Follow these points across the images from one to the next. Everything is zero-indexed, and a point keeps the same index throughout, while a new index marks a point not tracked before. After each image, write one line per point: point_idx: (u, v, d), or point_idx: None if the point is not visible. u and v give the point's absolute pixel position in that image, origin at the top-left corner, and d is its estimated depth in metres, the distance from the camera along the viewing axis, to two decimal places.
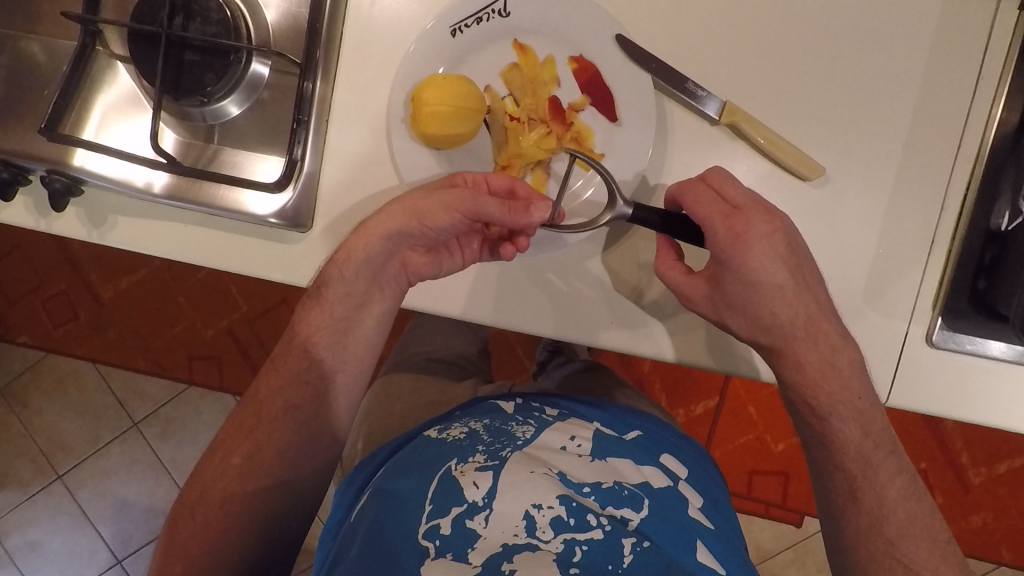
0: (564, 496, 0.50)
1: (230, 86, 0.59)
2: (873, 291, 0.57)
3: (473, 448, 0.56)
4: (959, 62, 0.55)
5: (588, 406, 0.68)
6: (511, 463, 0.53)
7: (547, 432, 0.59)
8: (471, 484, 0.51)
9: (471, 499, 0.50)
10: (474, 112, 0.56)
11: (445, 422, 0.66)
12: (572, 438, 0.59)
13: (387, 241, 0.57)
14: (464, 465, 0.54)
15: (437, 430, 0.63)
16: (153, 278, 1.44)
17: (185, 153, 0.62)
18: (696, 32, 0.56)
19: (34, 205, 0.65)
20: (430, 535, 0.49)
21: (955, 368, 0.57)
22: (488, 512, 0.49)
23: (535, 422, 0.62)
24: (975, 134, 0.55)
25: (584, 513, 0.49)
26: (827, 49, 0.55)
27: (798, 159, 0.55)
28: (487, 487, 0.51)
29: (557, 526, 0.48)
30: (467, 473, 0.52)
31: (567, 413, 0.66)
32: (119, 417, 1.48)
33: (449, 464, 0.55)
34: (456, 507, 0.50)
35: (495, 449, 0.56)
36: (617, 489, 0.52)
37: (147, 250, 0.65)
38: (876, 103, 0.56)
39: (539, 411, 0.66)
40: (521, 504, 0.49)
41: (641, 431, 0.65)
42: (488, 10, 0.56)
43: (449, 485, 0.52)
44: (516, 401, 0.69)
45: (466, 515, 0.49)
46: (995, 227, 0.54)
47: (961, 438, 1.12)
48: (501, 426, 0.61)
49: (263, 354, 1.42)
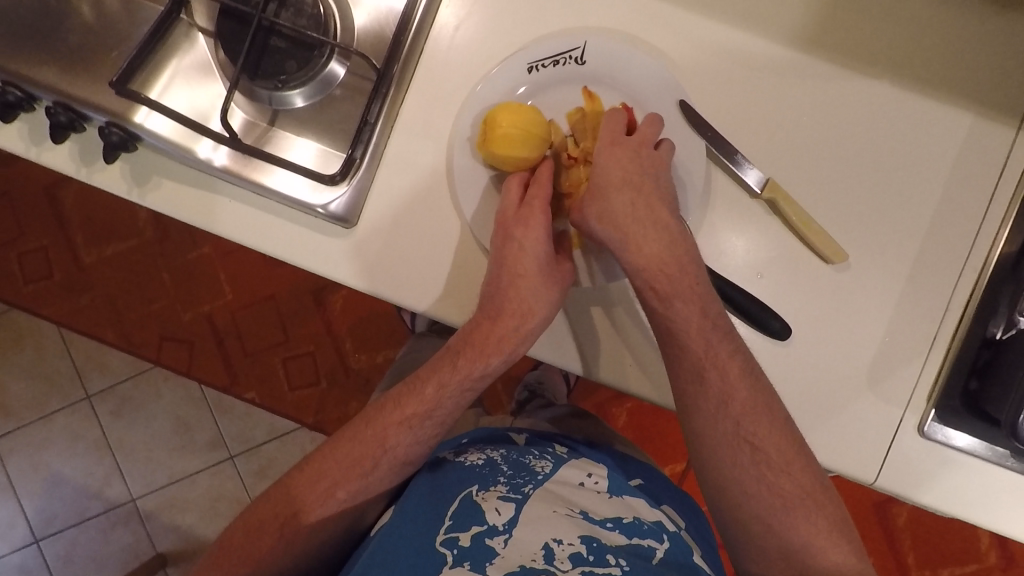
0: (584, 536, 0.55)
1: (305, 78, 0.61)
2: (875, 376, 0.60)
3: (494, 477, 0.62)
4: (979, 181, 0.60)
5: (594, 449, 0.73)
6: (533, 500, 0.59)
7: (565, 468, 0.66)
8: (493, 509, 0.57)
9: (492, 522, 0.56)
10: (539, 138, 0.59)
11: (459, 446, 0.70)
12: (589, 475, 0.66)
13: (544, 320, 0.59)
14: (486, 493, 0.60)
15: (453, 453, 0.68)
16: (142, 250, 1.41)
17: (248, 131, 0.63)
18: (751, 114, 0.61)
19: (80, 152, 0.65)
20: (448, 545, 0.55)
21: (939, 460, 0.60)
22: (507, 536, 0.55)
23: (551, 458, 0.68)
24: (982, 248, 0.60)
25: (603, 553, 0.53)
26: (863, 151, 0.60)
27: (825, 243, 0.59)
28: (509, 515, 0.57)
29: (575, 560, 0.52)
30: (489, 499, 0.59)
31: (575, 454, 0.71)
32: (72, 387, 1.42)
33: (471, 489, 0.61)
34: (476, 526, 0.56)
35: (517, 483, 0.61)
36: (637, 523, 0.59)
37: (184, 217, 0.66)
38: (900, 207, 0.60)
39: (552, 447, 0.71)
40: (542, 535, 0.54)
41: (642, 479, 0.70)
42: (566, 56, 0.61)
43: (472, 507, 0.58)
44: (526, 433, 0.74)
45: (486, 534, 0.55)
46: (991, 335, 0.58)
47: (908, 539, 1.17)
48: (518, 458, 0.67)
49: (239, 346, 1.39)
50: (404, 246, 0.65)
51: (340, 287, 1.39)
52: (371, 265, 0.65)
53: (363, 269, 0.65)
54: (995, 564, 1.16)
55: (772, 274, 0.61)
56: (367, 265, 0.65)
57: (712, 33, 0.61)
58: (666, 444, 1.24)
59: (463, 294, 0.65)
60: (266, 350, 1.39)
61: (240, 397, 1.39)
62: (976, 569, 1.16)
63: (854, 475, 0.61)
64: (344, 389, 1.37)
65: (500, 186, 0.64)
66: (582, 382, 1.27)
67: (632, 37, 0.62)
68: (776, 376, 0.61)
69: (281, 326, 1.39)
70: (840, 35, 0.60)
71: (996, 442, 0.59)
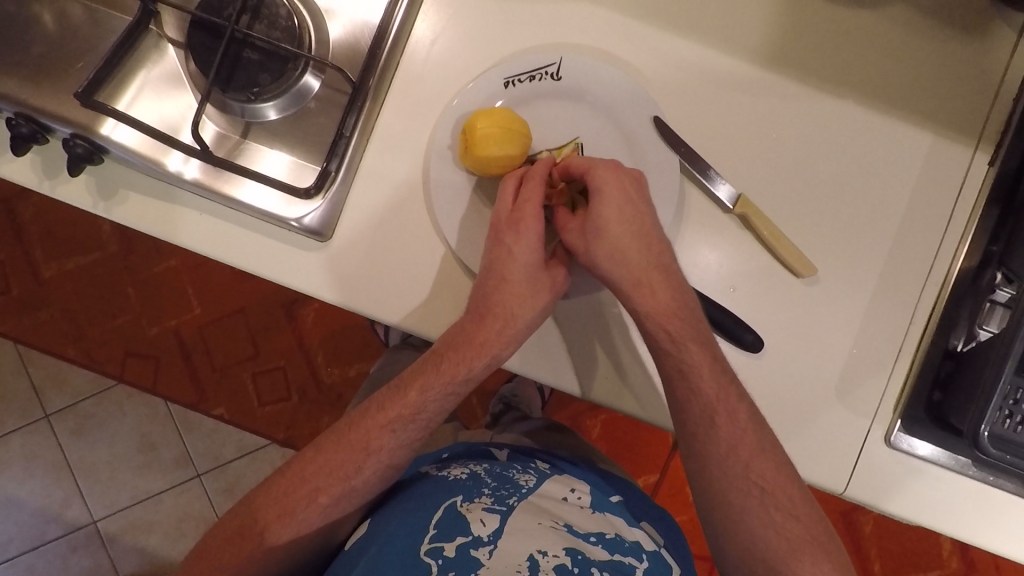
0: (569, 549, 0.55)
1: (280, 90, 0.61)
2: (844, 387, 0.62)
3: (479, 488, 0.62)
4: (939, 197, 0.62)
5: (576, 465, 0.74)
6: (519, 512, 0.59)
7: (549, 483, 0.67)
8: (478, 520, 0.57)
9: (477, 533, 0.56)
10: (518, 135, 0.60)
11: (440, 462, 0.70)
12: (573, 491, 0.67)
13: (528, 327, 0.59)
14: (470, 504, 0.59)
15: (436, 468, 0.68)
16: (106, 264, 1.37)
17: (219, 144, 0.62)
18: (722, 130, 0.62)
19: (42, 165, 0.63)
20: (433, 555, 0.54)
21: (906, 469, 0.62)
22: (492, 547, 0.54)
23: (535, 473, 0.69)
24: (943, 263, 0.62)
25: (588, 565, 0.54)
26: (830, 167, 0.62)
27: (794, 256, 0.60)
28: (494, 526, 0.56)
29: (559, 571, 0.52)
30: (474, 510, 0.58)
31: (556, 469, 0.71)
32: (30, 405, 1.37)
33: (455, 499, 0.60)
34: (461, 537, 0.55)
35: (501, 495, 0.62)
36: (618, 541, 0.60)
37: (153, 231, 0.64)
38: (865, 221, 0.62)
39: (534, 462, 0.72)
40: (527, 547, 0.54)
41: (622, 495, 0.71)
42: (542, 72, 0.62)
43: (457, 518, 0.57)
44: (507, 449, 0.74)
45: (470, 546, 0.55)
46: (953, 346, 0.60)
47: (874, 545, 1.20)
48: (503, 471, 0.67)
49: (207, 361, 1.36)
50: (380, 259, 0.64)
51: (313, 301, 1.37)
52: (347, 278, 0.64)
53: (340, 282, 0.65)
54: (957, 570, 1.19)
55: (745, 288, 0.62)
56: (342, 279, 0.64)
57: (683, 52, 0.63)
58: (640, 456, 1.25)
59: (439, 308, 0.65)
60: (235, 365, 1.36)
61: (208, 414, 1.35)
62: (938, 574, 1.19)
63: (825, 484, 0.62)
64: (316, 404, 1.35)
65: (476, 199, 0.64)
66: (557, 394, 1.28)
67: (606, 54, 0.63)
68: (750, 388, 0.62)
69: (250, 340, 1.36)
70: (806, 55, 0.62)
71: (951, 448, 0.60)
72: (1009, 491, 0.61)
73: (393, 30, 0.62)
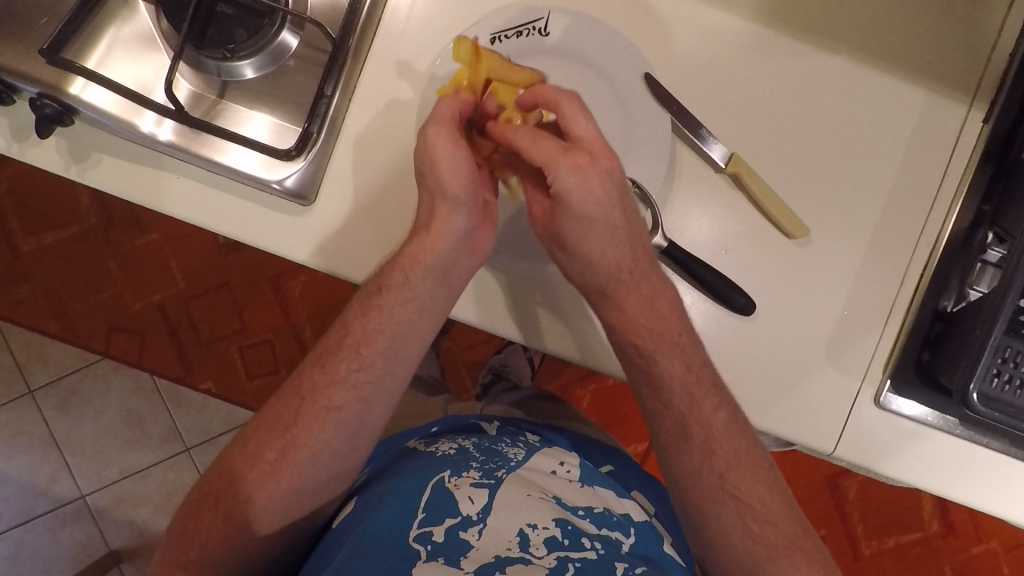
0: (559, 519, 0.56)
1: (256, 47, 0.59)
2: (835, 349, 0.61)
3: (467, 463, 0.62)
4: (933, 155, 0.61)
5: (564, 437, 0.75)
6: (507, 484, 0.59)
7: (538, 456, 0.67)
8: (467, 498, 0.57)
9: (466, 513, 0.56)
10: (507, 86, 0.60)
11: (429, 436, 0.70)
12: (562, 464, 0.66)
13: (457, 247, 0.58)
14: (458, 479, 0.59)
15: (424, 443, 0.68)
16: (85, 237, 1.34)
17: (195, 104, 0.60)
18: (714, 87, 0.61)
19: (9, 127, 0.61)
20: (422, 540, 0.54)
21: (894, 430, 0.62)
22: (481, 526, 0.55)
23: (524, 446, 0.68)
24: (936, 222, 0.61)
25: (578, 536, 0.54)
26: (823, 125, 0.61)
27: (786, 216, 0.60)
28: (482, 504, 0.57)
29: (549, 544, 0.53)
30: (462, 487, 0.58)
31: (547, 441, 0.72)
32: (13, 381, 1.35)
33: (442, 475, 0.60)
34: (450, 518, 0.56)
35: (490, 468, 0.62)
36: (606, 514, 0.59)
37: (129, 196, 0.62)
38: (858, 180, 0.61)
39: (523, 435, 0.72)
40: (517, 521, 0.55)
41: (613, 465, 0.72)
42: (529, 27, 0.60)
43: (445, 496, 0.57)
44: (496, 422, 0.74)
45: (459, 527, 0.55)
46: (942, 308, 0.60)
47: (857, 509, 1.22)
48: (490, 445, 0.67)
49: (192, 335, 1.34)
50: (365, 224, 0.63)
51: (298, 273, 1.34)
52: (332, 242, 0.63)
53: (324, 246, 0.63)
54: (936, 531, 1.22)
55: (736, 249, 0.61)
56: (327, 244, 0.63)
57: (673, 8, 0.61)
58: (630, 425, 1.26)
59: None
60: (221, 339, 1.34)
61: (195, 388, 1.34)
62: (918, 537, 1.22)
63: (814, 446, 0.62)
64: None
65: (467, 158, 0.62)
66: (546, 364, 1.27)
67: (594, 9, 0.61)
68: (740, 350, 0.61)
69: (236, 313, 1.34)
70: (800, 8, 0.61)
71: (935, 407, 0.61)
72: (997, 450, 0.61)
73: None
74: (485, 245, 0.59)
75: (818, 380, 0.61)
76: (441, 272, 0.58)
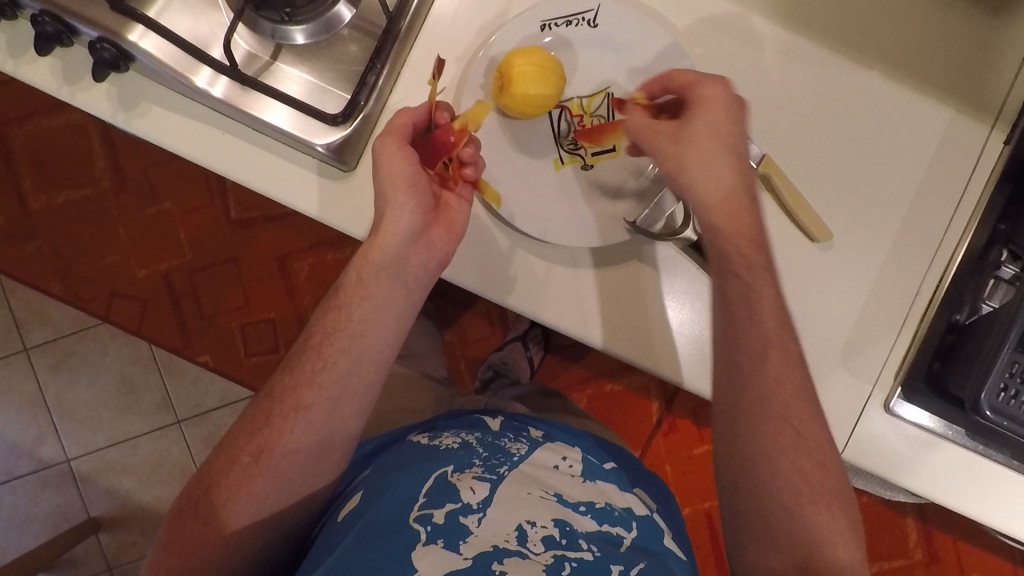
0: (558, 519, 0.56)
1: (313, 14, 0.60)
2: (849, 353, 0.63)
3: (470, 458, 0.63)
4: (956, 173, 0.64)
5: (568, 433, 0.74)
6: (509, 481, 0.60)
7: (541, 451, 0.67)
8: (468, 489, 0.58)
9: (467, 501, 0.56)
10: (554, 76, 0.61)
11: (432, 430, 0.71)
12: (564, 458, 0.67)
13: (404, 243, 0.59)
14: (461, 474, 0.60)
15: (427, 437, 0.69)
16: (97, 200, 1.34)
17: (248, 64, 0.61)
18: (752, 92, 0.63)
19: (63, 70, 0.62)
20: (422, 521, 0.54)
21: (901, 437, 0.64)
22: (481, 516, 0.55)
23: (526, 441, 0.69)
24: (954, 237, 0.64)
25: (576, 537, 0.55)
26: (853, 136, 0.64)
27: (812, 220, 0.62)
28: (483, 495, 0.57)
29: (547, 543, 0.53)
30: (464, 480, 0.59)
31: (550, 436, 0.72)
32: (9, 338, 1.34)
33: (445, 469, 0.61)
34: (451, 504, 0.56)
35: (492, 464, 0.62)
36: (608, 509, 0.61)
37: (173, 148, 0.64)
38: (883, 192, 0.64)
39: (527, 430, 0.72)
40: (516, 517, 0.55)
41: (616, 465, 0.72)
42: (579, 18, 0.62)
43: (447, 487, 0.58)
44: (501, 418, 0.75)
45: (459, 513, 0.55)
46: (956, 320, 0.63)
47: None
48: (494, 441, 0.67)
49: (195, 307, 1.34)
50: None
51: (308, 254, 1.34)
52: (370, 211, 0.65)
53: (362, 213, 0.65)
54: (920, 560, 1.24)
55: None
56: (365, 213, 0.65)
57: (717, 10, 0.63)
58: (626, 431, 1.27)
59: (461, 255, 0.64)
60: (223, 313, 1.34)
61: (192, 359, 1.34)
62: (902, 564, 1.24)
63: None
64: None
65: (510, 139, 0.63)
66: (546, 364, 1.29)
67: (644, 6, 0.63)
68: None
69: (241, 289, 1.34)
70: (839, 24, 0.63)
71: (937, 415, 0.63)
72: (998, 462, 0.63)
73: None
74: (438, 246, 0.60)
75: (830, 382, 0.63)
76: (396, 266, 0.60)
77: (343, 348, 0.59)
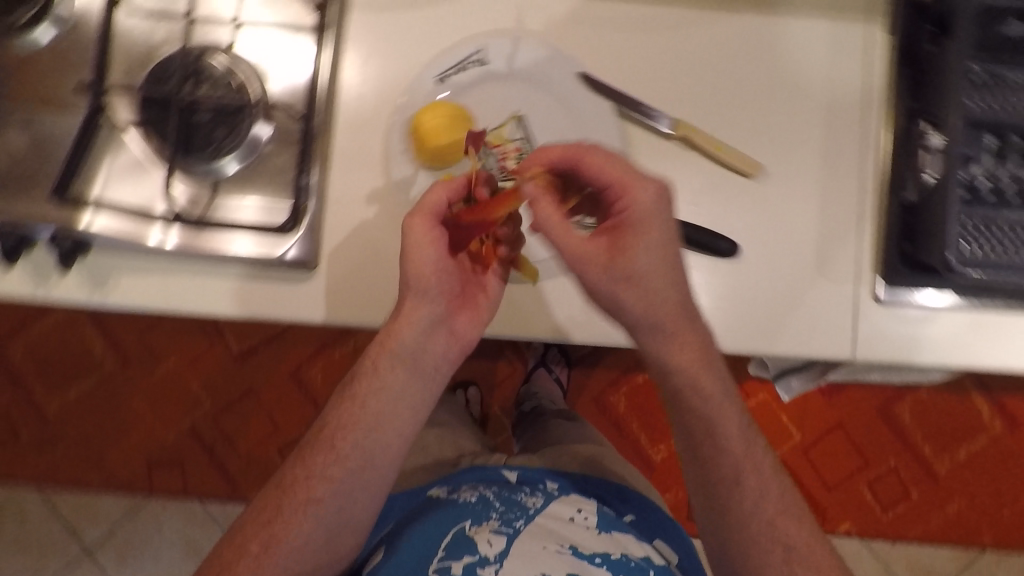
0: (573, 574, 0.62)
1: (235, 143, 0.65)
2: (822, 263, 0.66)
3: (487, 513, 0.69)
4: (853, 70, 0.67)
5: (587, 480, 0.80)
6: (523, 537, 0.66)
7: (557, 503, 0.72)
8: (485, 541, 0.65)
9: (483, 554, 0.64)
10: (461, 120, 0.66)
11: (452, 482, 0.77)
12: (579, 510, 0.72)
13: (423, 330, 0.63)
14: (478, 527, 0.67)
15: (446, 491, 0.75)
16: (106, 383, 1.38)
17: (193, 206, 0.65)
18: (644, 68, 0.68)
19: (30, 274, 0.66)
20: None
21: (902, 322, 0.65)
22: (497, 567, 0.62)
23: (543, 493, 0.74)
24: (875, 125, 0.67)
25: None
26: (748, 72, 0.67)
27: (739, 159, 0.65)
28: (500, 548, 0.64)
29: None
30: (481, 532, 0.66)
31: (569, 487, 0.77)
32: (67, 543, 1.36)
33: (463, 524, 0.67)
34: (467, 557, 0.64)
35: (508, 518, 0.68)
36: (624, 560, 0.66)
37: (150, 307, 0.67)
38: (794, 110, 0.67)
39: (544, 484, 0.76)
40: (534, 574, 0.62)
41: (635, 514, 0.78)
42: (467, 61, 0.67)
43: (466, 540, 0.65)
44: (518, 466, 0.80)
45: (477, 565, 0.63)
46: (906, 199, 0.65)
47: (918, 430, 1.26)
48: (511, 495, 0.72)
49: (229, 449, 1.37)
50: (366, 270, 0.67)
51: (315, 360, 1.38)
52: (345, 297, 0.67)
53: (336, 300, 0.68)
54: (999, 429, 1.26)
55: (705, 200, 0.66)
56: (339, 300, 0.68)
57: (586, 9, 0.68)
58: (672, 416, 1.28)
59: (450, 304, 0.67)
60: (257, 445, 1.37)
61: (242, 499, 1.35)
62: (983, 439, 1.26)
63: (832, 358, 0.66)
64: None
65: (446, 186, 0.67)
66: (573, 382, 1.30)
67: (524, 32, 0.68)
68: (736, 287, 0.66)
69: (265, 416, 1.37)
70: None
71: (945, 293, 0.64)
72: (1003, 311, 0.65)
73: (324, 64, 0.67)
74: (463, 331, 0.65)
75: (816, 296, 0.65)
76: (417, 355, 0.63)
77: (359, 440, 0.61)
